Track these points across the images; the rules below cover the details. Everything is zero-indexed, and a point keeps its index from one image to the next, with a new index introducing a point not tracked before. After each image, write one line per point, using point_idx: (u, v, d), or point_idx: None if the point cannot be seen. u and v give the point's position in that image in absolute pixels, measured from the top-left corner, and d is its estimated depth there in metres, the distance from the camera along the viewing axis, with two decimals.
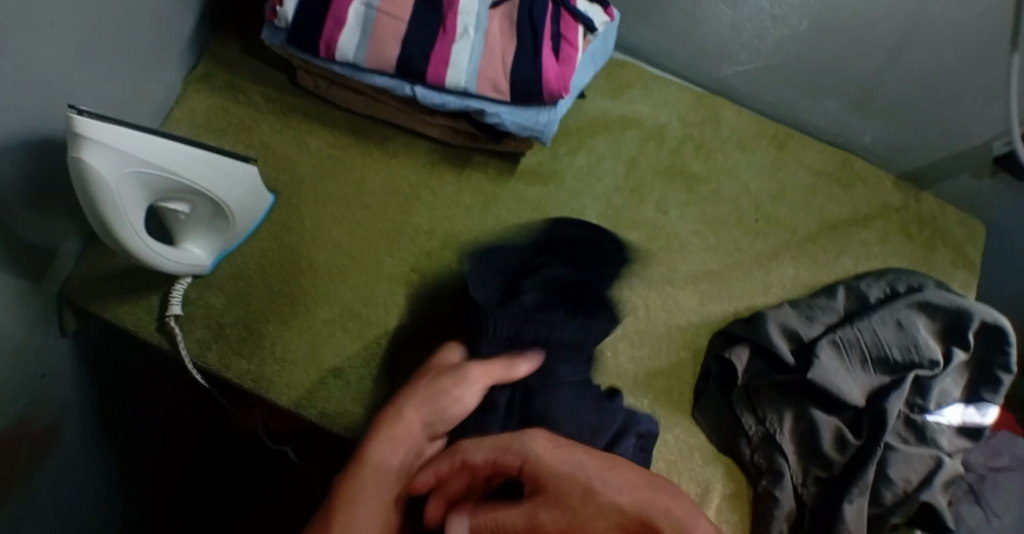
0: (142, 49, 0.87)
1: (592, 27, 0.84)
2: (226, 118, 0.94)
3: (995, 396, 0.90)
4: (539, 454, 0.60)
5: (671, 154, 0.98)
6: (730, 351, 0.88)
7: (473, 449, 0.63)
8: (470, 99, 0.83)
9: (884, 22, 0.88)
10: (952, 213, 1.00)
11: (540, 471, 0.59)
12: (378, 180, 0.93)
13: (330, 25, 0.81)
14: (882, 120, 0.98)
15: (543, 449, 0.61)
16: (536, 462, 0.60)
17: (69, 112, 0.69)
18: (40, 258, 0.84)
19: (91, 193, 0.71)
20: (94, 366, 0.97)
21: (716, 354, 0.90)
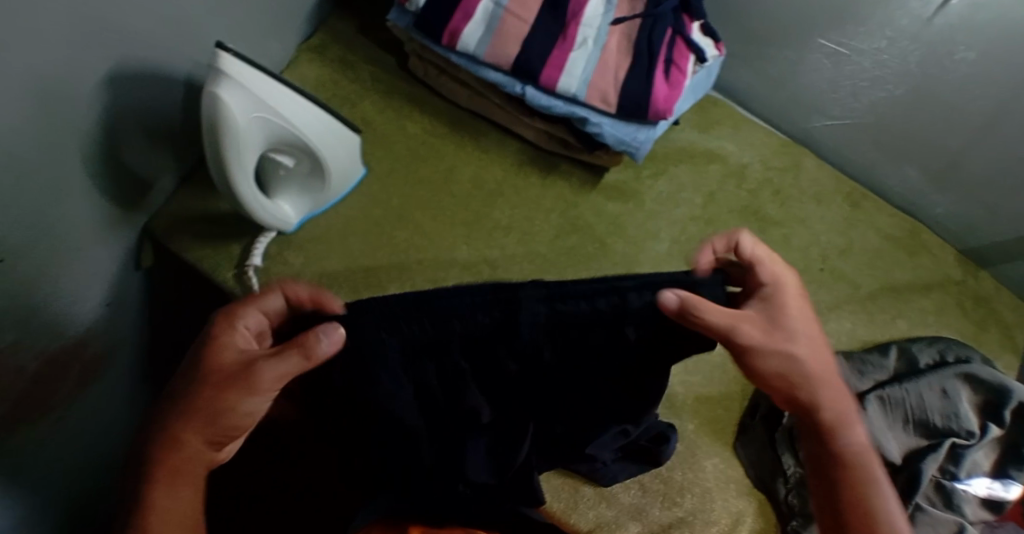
0: (271, 9, 0.92)
1: (702, 58, 0.87)
2: (334, 89, 0.98)
3: (1021, 475, 0.91)
4: (831, 361, 0.75)
5: (749, 195, 1.01)
6: None
7: (791, 322, 0.72)
8: (576, 107, 0.86)
9: (976, 100, 0.90)
10: (1007, 297, 1.03)
11: (829, 373, 0.74)
12: (466, 172, 0.96)
13: (460, 15, 0.85)
14: (955, 195, 1.01)
15: (829, 360, 0.74)
16: (831, 369, 0.74)
17: (217, 50, 0.72)
18: (138, 187, 0.87)
19: (218, 129, 0.73)
20: (156, 302, 0.98)
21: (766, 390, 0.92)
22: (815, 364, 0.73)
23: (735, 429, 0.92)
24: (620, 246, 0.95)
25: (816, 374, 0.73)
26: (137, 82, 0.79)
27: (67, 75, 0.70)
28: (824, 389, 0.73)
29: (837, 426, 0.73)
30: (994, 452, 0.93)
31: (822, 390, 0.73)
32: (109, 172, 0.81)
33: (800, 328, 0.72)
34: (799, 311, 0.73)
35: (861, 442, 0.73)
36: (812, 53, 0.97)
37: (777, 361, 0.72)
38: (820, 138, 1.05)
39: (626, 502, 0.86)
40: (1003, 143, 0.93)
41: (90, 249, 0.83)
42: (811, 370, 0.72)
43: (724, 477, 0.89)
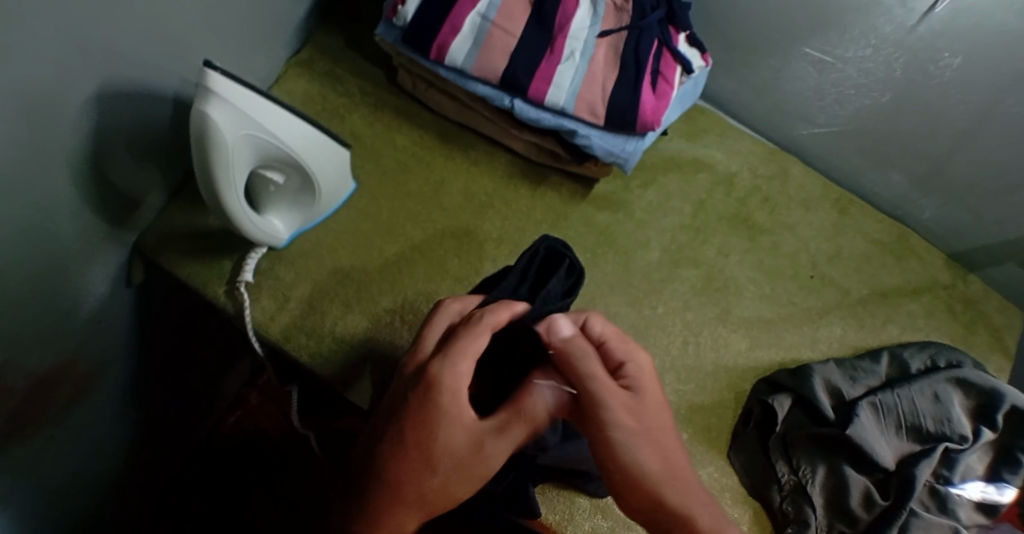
0: (258, 26, 0.92)
1: (689, 69, 0.88)
2: (323, 104, 0.98)
3: (1014, 477, 0.92)
4: (666, 454, 0.72)
5: (738, 203, 1.01)
6: (773, 397, 0.91)
7: (587, 407, 0.72)
8: (565, 119, 0.86)
9: (961, 106, 0.91)
10: (996, 300, 1.03)
11: (645, 462, 0.71)
12: (456, 184, 0.97)
13: (447, 30, 0.85)
14: (943, 199, 1.02)
15: (665, 450, 0.73)
16: (650, 465, 0.71)
17: (205, 68, 0.72)
18: (126, 205, 0.87)
19: (208, 147, 0.74)
20: (149, 319, 0.98)
21: (759, 397, 0.92)
22: (658, 463, 0.72)
23: (728, 437, 0.92)
24: (611, 256, 0.96)
25: (650, 475, 0.71)
26: (123, 100, 0.79)
27: (53, 97, 0.70)
28: (672, 484, 0.72)
29: (672, 516, 0.71)
30: (988, 454, 0.94)
31: (665, 489, 0.71)
32: (97, 191, 0.81)
33: (604, 413, 0.72)
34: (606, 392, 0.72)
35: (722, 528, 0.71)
36: (797, 61, 0.97)
37: (629, 470, 0.71)
38: (807, 144, 1.06)
39: (623, 512, 0.85)
40: (989, 147, 0.94)
41: (80, 268, 0.83)
42: (655, 470, 0.71)
43: (718, 485, 0.89)
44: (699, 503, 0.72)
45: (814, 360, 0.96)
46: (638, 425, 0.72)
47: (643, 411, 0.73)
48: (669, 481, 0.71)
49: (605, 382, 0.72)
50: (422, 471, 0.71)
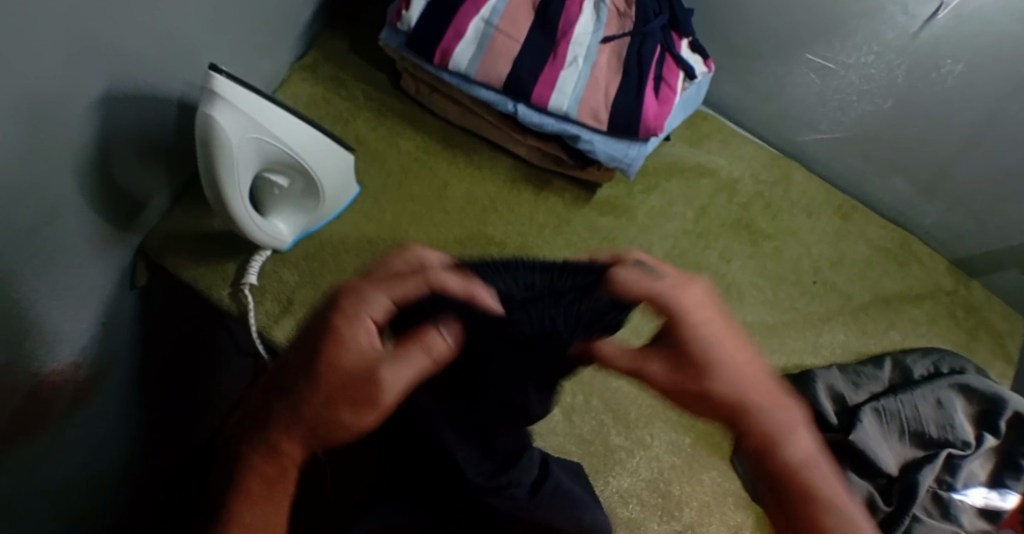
0: (263, 30, 0.92)
1: (692, 75, 0.88)
2: (327, 108, 0.98)
3: (1017, 483, 0.92)
4: (767, 376, 0.68)
5: (740, 208, 1.01)
6: None
7: (692, 317, 0.66)
8: (568, 124, 0.87)
9: (964, 112, 0.91)
10: (998, 306, 1.03)
11: (749, 382, 0.66)
12: (459, 188, 0.97)
13: (451, 35, 0.86)
14: (945, 206, 1.02)
15: (766, 375, 0.68)
16: (756, 383, 0.66)
17: (211, 72, 0.73)
18: (131, 207, 0.87)
19: (212, 151, 0.74)
20: (150, 321, 0.98)
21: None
22: (766, 386, 0.67)
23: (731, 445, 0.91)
24: None
25: (757, 393, 0.66)
26: (129, 103, 0.79)
27: (59, 99, 0.71)
28: (773, 407, 0.66)
29: (777, 434, 0.66)
30: (990, 461, 0.94)
31: (770, 410, 0.66)
32: (102, 193, 0.81)
33: (710, 323, 0.66)
34: (701, 303, 0.67)
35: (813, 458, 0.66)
36: (800, 67, 0.98)
37: (734, 388, 0.65)
38: (809, 150, 1.06)
39: (625, 517, 0.86)
40: (990, 154, 0.94)
41: (84, 269, 0.83)
42: (757, 389, 0.66)
43: (720, 490, 0.89)
44: (800, 428, 0.67)
45: (817, 365, 0.96)
46: (737, 346, 0.67)
47: (735, 339, 0.67)
48: (772, 402, 0.67)
49: (702, 315, 0.66)
50: (329, 408, 0.64)
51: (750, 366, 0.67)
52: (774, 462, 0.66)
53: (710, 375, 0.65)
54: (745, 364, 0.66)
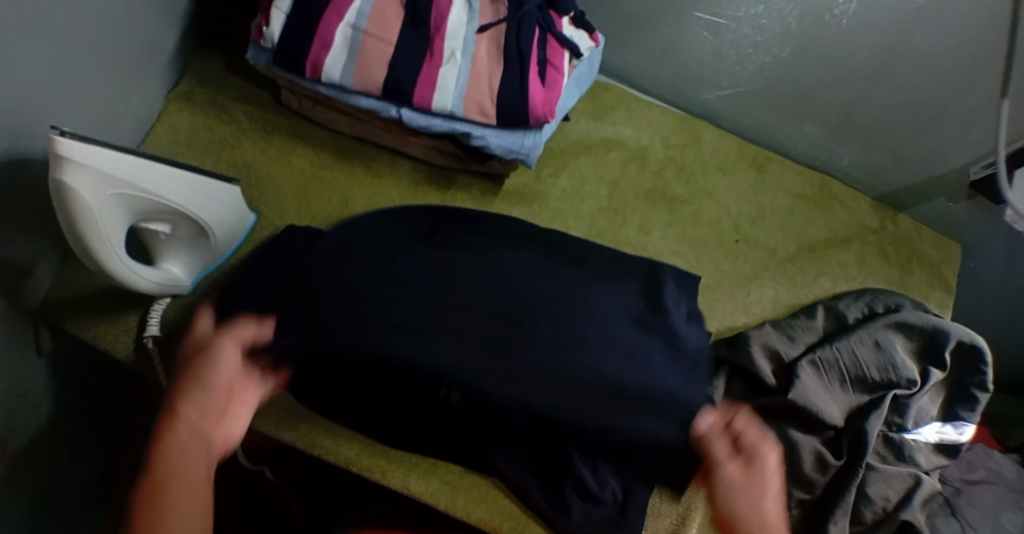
0: (129, 67, 0.87)
1: (578, 52, 0.85)
2: (209, 136, 0.94)
3: (972, 414, 0.90)
4: (768, 456, 0.77)
5: (653, 176, 0.99)
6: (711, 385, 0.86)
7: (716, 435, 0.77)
8: (456, 122, 0.83)
9: (864, 51, 0.88)
10: (928, 236, 1.02)
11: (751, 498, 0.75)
12: (361, 200, 0.93)
13: (317, 45, 0.81)
14: (859, 146, 1.00)
15: (768, 481, 0.76)
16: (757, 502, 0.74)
17: (52, 134, 0.69)
18: (17, 278, 0.82)
19: (73, 215, 0.70)
20: (66, 383, 0.94)
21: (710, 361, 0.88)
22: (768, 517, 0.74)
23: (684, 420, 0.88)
24: None
25: (758, 473, 0.76)
26: None
27: None
28: (762, 492, 0.75)
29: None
30: (940, 394, 0.91)
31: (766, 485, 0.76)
32: None
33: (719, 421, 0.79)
34: (732, 464, 0.76)
35: None
36: (691, 26, 0.94)
37: (742, 504, 0.74)
38: (716, 107, 1.03)
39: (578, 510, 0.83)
40: (897, 88, 0.91)
41: None
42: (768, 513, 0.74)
43: None
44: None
45: (750, 325, 0.93)
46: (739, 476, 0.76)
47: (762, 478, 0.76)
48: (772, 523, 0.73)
49: (722, 459, 0.76)
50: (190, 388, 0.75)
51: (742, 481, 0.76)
52: None
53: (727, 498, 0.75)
54: (758, 472, 0.76)
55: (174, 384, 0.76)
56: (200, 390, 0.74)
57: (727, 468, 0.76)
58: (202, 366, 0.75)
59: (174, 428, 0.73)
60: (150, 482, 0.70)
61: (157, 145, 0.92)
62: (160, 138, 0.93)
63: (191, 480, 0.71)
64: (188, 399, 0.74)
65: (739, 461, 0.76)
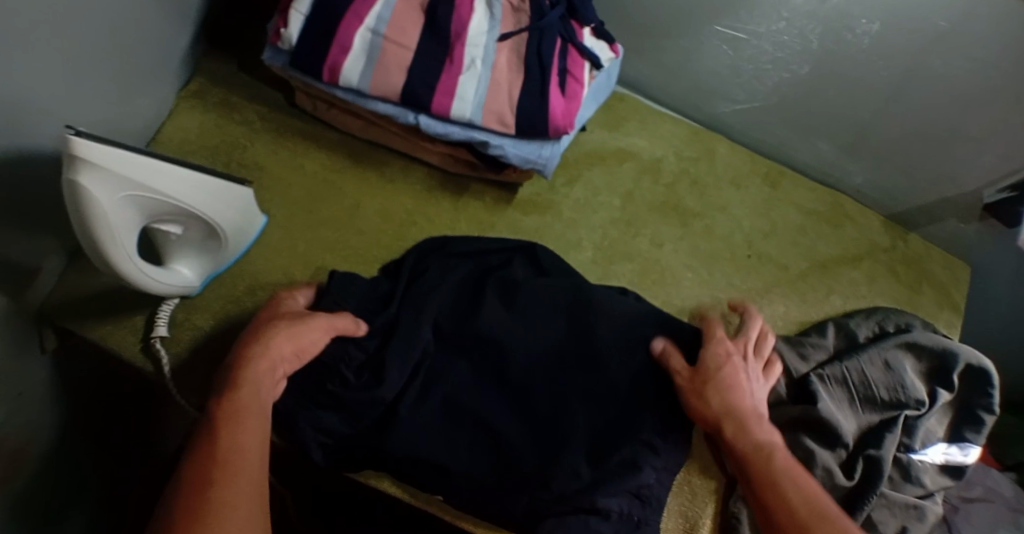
0: (141, 65, 0.86)
1: (599, 63, 0.84)
2: (220, 136, 0.93)
3: (978, 436, 0.89)
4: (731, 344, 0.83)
5: (667, 189, 0.98)
6: None
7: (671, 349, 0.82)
8: (474, 131, 0.82)
9: (883, 72, 0.88)
10: (937, 256, 1.02)
11: (720, 382, 0.78)
12: (373, 206, 0.92)
13: (336, 50, 0.80)
14: (872, 165, 1.00)
15: (731, 362, 0.81)
16: (721, 383, 0.78)
17: (67, 134, 0.67)
18: (22, 276, 0.81)
19: (86, 217, 0.69)
20: (67, 380, 0.93)
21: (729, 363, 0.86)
22: (739, 401, 0.78)
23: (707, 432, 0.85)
24: None
25: (710, 361, 0.80)
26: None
27: None
28: (724, 371, 0.79)
29: (744, 427, 0.76)
30: (947, 416, 0.91)
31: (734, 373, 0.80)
32: None
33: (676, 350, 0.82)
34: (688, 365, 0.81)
35: (773, 445, 0.74)
36: (710, 40, 0.93)
37: (710, 396, 0.78)
38: (730, 121, 1.03)
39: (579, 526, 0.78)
40: (914, 109, 0.91)
41: None
42: (736, 398, 0.78)
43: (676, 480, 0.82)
44: (748, 423, 0.76)
45: None
46: (690, 372, 0.80)
47: (732, 364, 0.80)
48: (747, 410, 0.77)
49: (676, 368, 0.81)
50: (295, 338, 0.73)
51: (698, 375, 0.79)
52: (750, 451, 0.74)
53: (691, 391, 0.79)
54: (719, 357, 0.81)
55: (265, 328, 0.74)
56: (290, 346, 0.73)
57: (677, 365, 0.81)
58: (303, 335, 0.74)
59: (256, 364, 0.71)
60: (228, 411, 0.68)
61: (167, 144, 0.91)
62: (170, 138, 0.92)
63: (262, 424, 0.69)
64: (284, 351, 0.72)
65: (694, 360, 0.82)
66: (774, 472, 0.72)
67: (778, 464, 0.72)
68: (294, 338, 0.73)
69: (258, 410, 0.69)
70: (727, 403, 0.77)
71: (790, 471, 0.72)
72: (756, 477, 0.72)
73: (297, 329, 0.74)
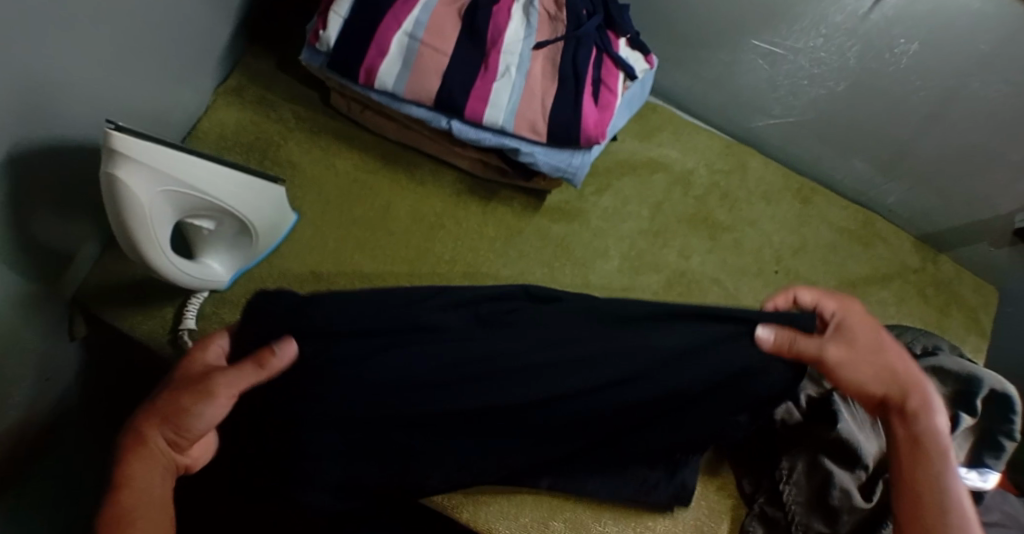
0: (182, 60, 0.87)
1: (633, 74, 0.84)
2: (255, 132, 0.94)
3: (997, 462, 0.87)
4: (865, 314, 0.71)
5: (696, 201, 0.98)
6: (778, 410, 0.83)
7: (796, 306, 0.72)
8: (505, 138, 0.82)
9: (921, 91, 0.87)
10: (968, 279, 1.01)
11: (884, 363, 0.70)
12: (402, 207, 0.93)
13: (374, 53, 0.80)
14: (906, 184, 0.99)
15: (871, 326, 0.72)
16: (883, 362, 0.69)
17: (108, 128, 0.69)
18: (58, 263, 0.82)
19: (122, 210, 0.71)
20: (94, 366, 0.94)
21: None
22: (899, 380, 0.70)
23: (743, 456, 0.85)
24: (569, 269, 0.92)
25: (857, 330, 0.70)
26: (41, 163, 0.74)
27: None
28: (874, 349, 0.70)
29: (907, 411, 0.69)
30: (967, 440, 0.88)
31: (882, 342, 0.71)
32: (25, 254, 0.76)
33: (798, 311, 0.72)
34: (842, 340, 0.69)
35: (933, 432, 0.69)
36: (746, 53, 0.93)
37: (866, 379, 0.69)
38: (764, 135, 1.02)
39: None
40: (951, 131, 0.90)
41: (14, 334, 0.79)
42: (900, 381, 0.69)
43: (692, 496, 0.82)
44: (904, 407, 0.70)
45: None
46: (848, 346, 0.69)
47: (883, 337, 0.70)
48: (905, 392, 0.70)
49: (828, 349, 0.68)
50: (182, 411, 0.65)
51: (855, 348, 0.69)
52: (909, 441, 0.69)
53: (847, 372, 0.69)
54: (865, 324, 0.70)
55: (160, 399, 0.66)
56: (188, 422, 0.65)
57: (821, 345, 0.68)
58: (195, 406, 0.65)
59: (141, 454, 0.65)
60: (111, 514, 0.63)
61: (203, 139, 0.92)
62: (205, 132, 0.93)
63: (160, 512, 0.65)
64: (182, 426, 0.65)
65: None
66: (938, 467, 0.68)
67: (936, 454, 0.69)
68: (181, 408, 0.65)
69: (150, 496, 0.65)
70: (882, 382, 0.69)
71: (941, 460, 0.69)
72: (919, 475, 0.68)
73: (193, 399, 0.65)
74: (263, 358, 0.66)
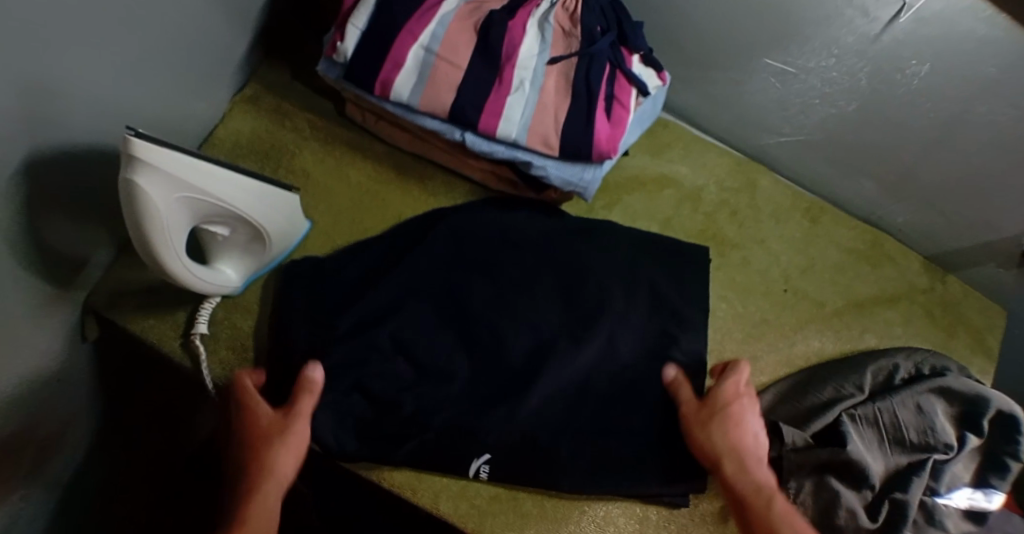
0: (200, 70, 0.88)
1: (645, 90, 0.85)
2: (270, 141, 0.95)
3: (1002, 482, 0.86)
4: (734, 380, 0.83)
5: (705, 218, 0.99)
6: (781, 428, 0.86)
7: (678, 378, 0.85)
8: (518, 151, 0.84)
9: (930, 114, 0.88)
10: (975, 301, 1.01)
11: (737, 422, 0.81)
12: (414, 218, 0.94)
13: (389, 65, 0.81)
14: (915, 205, 1.00)
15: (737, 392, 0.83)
16: (734, 421, 0.81)
17: (128, 134, 0.70)
18: (73, 267, 0.83)
19: (140, 215, 0.71)
20: (106, 370, 0.95)
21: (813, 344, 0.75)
22: (750, 444, 0.81)
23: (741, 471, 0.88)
24: None
25: (720, 401, 0.82)
26: (60, 169, 0.75)
27: None
28: (735, 415, 0.82)
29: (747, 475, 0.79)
30: (974, 460, 0.88)
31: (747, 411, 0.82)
32: (42, 258, 0.78)
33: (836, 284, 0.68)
34: (705, 412, 0.82)
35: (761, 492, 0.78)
36: (757, 72, 0.94)
37: (725, 440, 0.80)
38: (773, 153, 1.03)
39: None
40: (959, 154, 0.90)
41: (31, 337, 0.80)
42: (744, 448, 0.80)
43: (699, 512, 0.84)
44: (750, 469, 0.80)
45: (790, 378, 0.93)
46: (705, 410, 0.82)
47: (748, 405, 0.82)
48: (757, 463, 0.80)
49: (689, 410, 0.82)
50: (278, 445, 0.77)
51: (710, 414, 0.81)
52: (755, 498, 0.78)
53: (705, 441, 0.81)
54: (726, 391, 0.83)
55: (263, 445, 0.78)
56: (291, 460, 0.77)
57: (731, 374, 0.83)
58: (293, 437, 0.78)
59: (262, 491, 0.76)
60: None
61: (218, 146, 0.94)
62: (221, 141, 0.94)
63: None
64: (281, 462, 0.77)
65: (702, 400, 0.83)
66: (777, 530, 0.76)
67: (776, 511, 0.77)
68: (282, 448, 0.77)
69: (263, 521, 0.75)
70: (738, 442, 0.80)
71: (788, 518, 0.76)
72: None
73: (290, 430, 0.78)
74: (307, 384, 0.79)
